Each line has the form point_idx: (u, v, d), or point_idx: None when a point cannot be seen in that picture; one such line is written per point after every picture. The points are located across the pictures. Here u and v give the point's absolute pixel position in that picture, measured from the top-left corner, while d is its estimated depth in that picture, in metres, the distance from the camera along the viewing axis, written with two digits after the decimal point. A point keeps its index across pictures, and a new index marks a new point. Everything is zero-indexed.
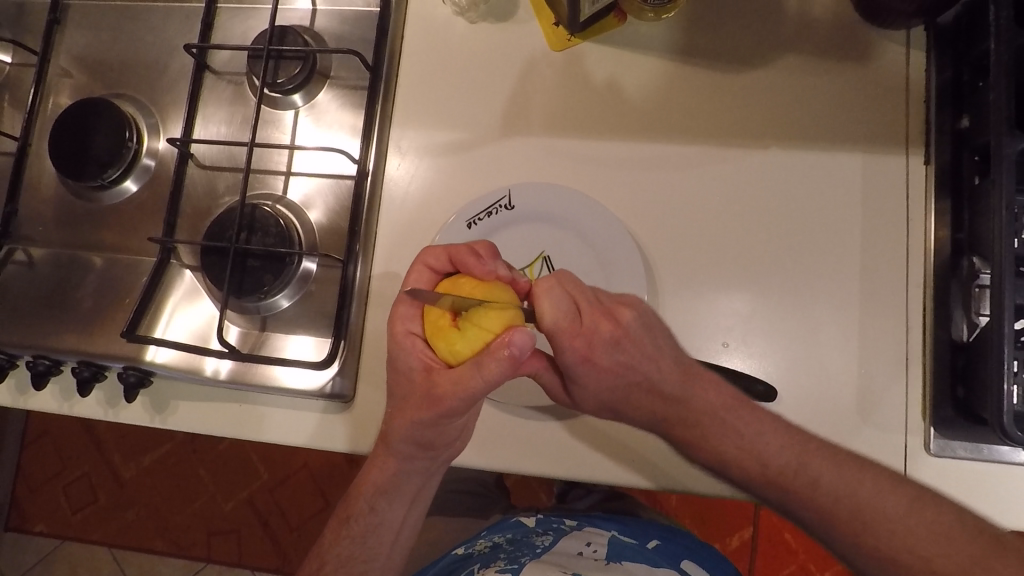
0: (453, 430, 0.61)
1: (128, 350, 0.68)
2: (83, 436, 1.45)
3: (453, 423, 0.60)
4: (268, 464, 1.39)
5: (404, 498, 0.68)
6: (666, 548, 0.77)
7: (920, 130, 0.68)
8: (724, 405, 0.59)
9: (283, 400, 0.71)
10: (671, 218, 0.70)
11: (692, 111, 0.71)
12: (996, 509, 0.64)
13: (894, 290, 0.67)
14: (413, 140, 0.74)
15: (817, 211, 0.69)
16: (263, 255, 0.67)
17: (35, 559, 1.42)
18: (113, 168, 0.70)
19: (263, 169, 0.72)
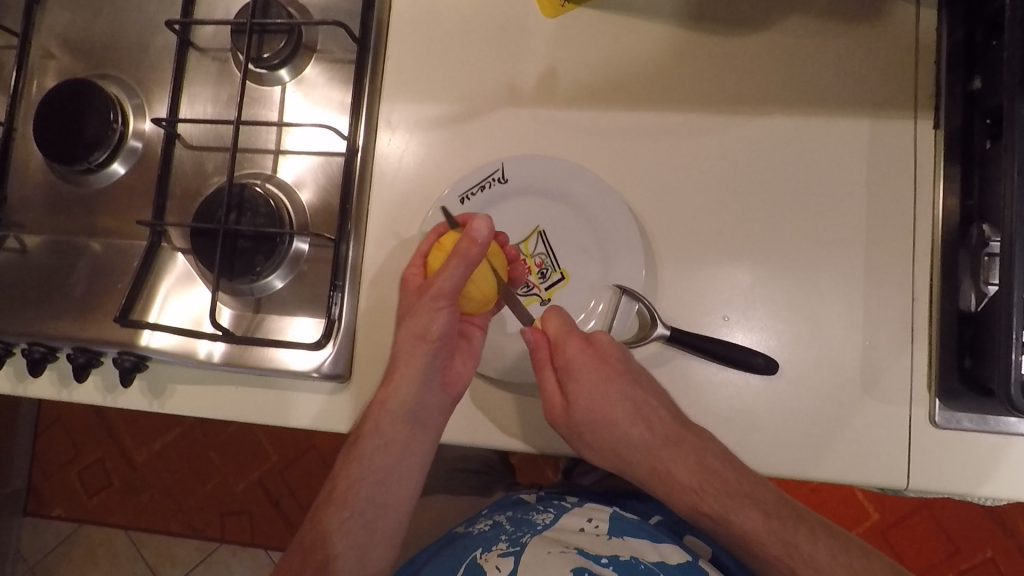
0: (424, 371, 0.64)
1: (124, 335, 0.68)
2: (94, 421, 1.46)
3: (422, 350, 0.64)
4: (276, 445, 1.40)
5: (399, 457, 0.66)
6: (668, 523, 0.76)
7: (930, 92, 0.66)
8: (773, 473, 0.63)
9: (281, 382, 0.70)
10: (670, 188, 0.68)
11: (691, 78, 0.69)
12: (1003, 480, 0.63)
13: (900, 258, 0.65)
14: (404, 114, 0.72)
15: (822, 178, 0.67)
16: (253, 236, 0.66)
17: (54, 542, 1.44)
18: (99, 151, 0.69)
19: (251, 147, 0.71)
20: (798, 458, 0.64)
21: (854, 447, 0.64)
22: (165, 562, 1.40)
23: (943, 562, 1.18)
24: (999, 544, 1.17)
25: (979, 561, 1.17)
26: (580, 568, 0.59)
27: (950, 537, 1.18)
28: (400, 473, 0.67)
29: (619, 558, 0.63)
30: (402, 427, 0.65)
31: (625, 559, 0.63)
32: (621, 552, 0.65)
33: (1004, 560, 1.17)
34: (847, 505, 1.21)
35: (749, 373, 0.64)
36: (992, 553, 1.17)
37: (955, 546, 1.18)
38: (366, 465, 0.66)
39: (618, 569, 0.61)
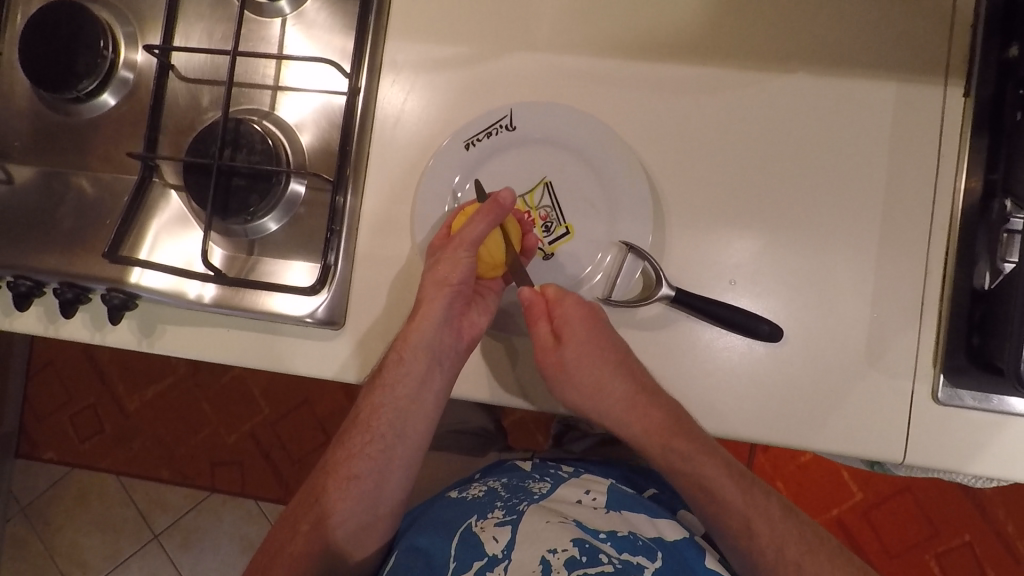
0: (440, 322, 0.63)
1: (113, 272, 0.66)
2: (86, 366, 1.45)
3: (441, 297, 0.62)
4: (268, 398, 1.39)
5: (411, 409, 0.66)
6: (662, 498, 0.77)
7: (962, 57, 0.63)
8: None
9: (273, 328, 0.69)
10: (684, 147, 0.65)
11: (712, 31, 0.65)
12: (999, 460, 0.62)
13: (916, 230, 0.63)
14: (408, 56, 0.69)
15: (842, 142, 0.64)
16: (249, 174, 0.64)
17: (44, 485, 1.44)
18: (88, 80, 0.66)
19: (248, 81, 0.68)
20: (798, 426, 0.63)
21: (853, 420, 0.63)
22: (154, 507, 1.41)
23: (921, 543, 1.19)
24: (978, 529, 1.18)
25: (956, 544, 1.18)
26: (579, 539, 0.58)
27: (930, 520, 1.19)
28: (410, 424, 0.66)
29: (617, 533, 0.62)
30: (415, 377, 0.64)
31: (624, 534, 0.62)
32: (619, 527, 0.64)
33: (981, 544, 1.18)
34: (833, 484, 1.21)
35: (752, 340, 0.63)
36: (970, 537, 1.18)
37: (935, 529, 1.19)
38: (378, 414, 0.66)
39: (618, 544, 0.60)
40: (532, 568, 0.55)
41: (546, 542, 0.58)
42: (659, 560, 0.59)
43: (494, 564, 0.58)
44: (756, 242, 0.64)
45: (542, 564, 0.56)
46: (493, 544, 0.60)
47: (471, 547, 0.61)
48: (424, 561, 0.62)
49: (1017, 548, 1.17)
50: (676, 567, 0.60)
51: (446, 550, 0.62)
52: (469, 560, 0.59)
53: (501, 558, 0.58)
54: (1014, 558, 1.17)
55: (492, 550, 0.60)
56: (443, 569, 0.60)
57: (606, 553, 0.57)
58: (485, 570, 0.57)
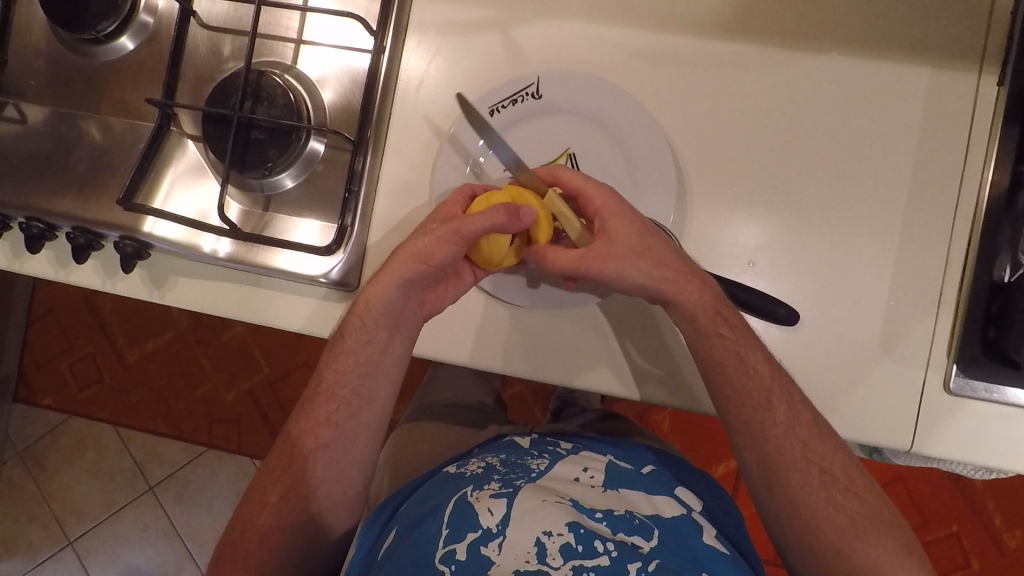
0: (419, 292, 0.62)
1: (126, 221, 0.65)
2: (88, 316, 1.45)
3: (409, 270, 0.60)
4: (269, 358, 1.40)
5: (375, 372, 0.66)
6: (660, 473, 0.75)
7: (999, 46, 0.62)
8: (789, 439, 0.61)
9: (285, 287, 0.68)
10: (710, 125, 0.64)
11: (747, 6, 0.64)
12: (1003, 453, 0.62)
13: (939, 222, 0.63)
14: (435, 16, 0.67)
15: (871, 130, 0.63)
16: (269, 129, 0.63)
17: (43, 431, 1.45)
18: (108, 21, 0.65)
19: (271, 34, 0.66)
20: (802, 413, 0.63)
21: (861, 408, 0.63)
22: (152, 460, 1.42)
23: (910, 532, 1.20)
24: (966, 520, 1.20)
25: (943, 535, 1.20)
26: (574, 523, 0.59)
27: (919, 510, 1.21)
28: (376, 387, 0.66)
29: (614, 512, 0.62)
30: (377, 343, 0.64)
31: (620, 513, 0.62)
32: (616, 505, 0.64)
33: (968, 536, 1.20)
34: None
35: (769, 322, 0.63)
36: (958, 528, 1.20)
37: (924, 519, 1.20)
38: (342, 380, 0.66)
39: (614, 523, 0.60)
40: (528, 549, 0.56)
41: (540, 522, 0.58)
42: (655, 540, 0.60)
43: (489, 538, 0.58)
44: (777, 226, 0.64)
45: (538, 546, 0.56)
46: (487, 517, 0.60)
47: (465, 516, 0.61)
48: (420, 530, 0.62)
49: (1003, 539, 1.19)
50: (673, 545, 0.60)
51: (442, 519, 0.62)
52: (464, 530, 0.59)
53: (496, 532, 0.59)
54: (999, 549, 1.19)
55: (486, 522, 0.60)
56: (437, 536, 0.60)
57: (601, 540, 0.57)
58: (479, 544, 0.58)
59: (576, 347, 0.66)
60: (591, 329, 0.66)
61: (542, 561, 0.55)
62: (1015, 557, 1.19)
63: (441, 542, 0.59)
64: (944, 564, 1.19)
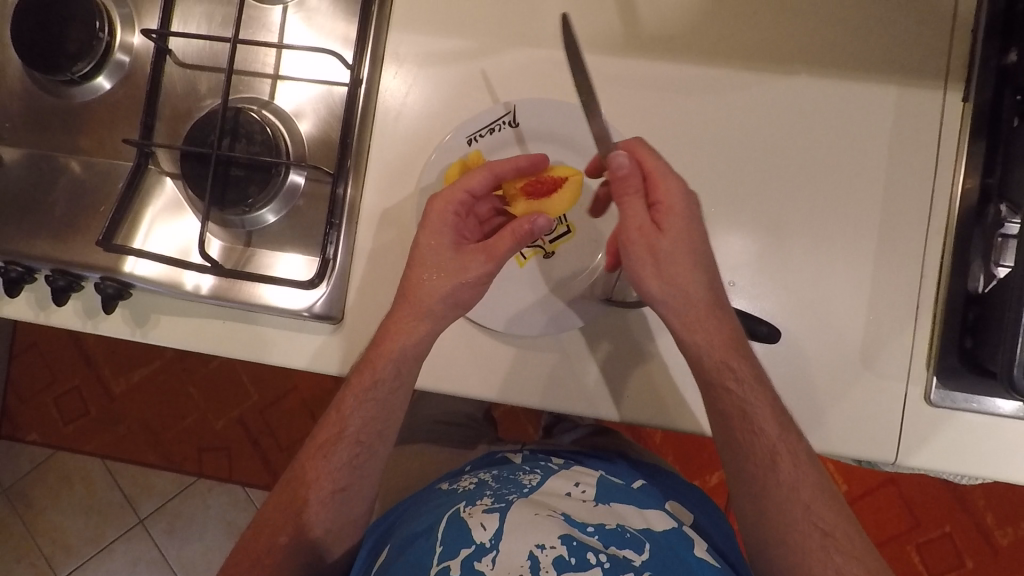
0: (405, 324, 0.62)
1: (106, 261, 0.65)
2: (72, 349, 1.43)
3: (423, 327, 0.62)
4: (258, 384, 1.39)
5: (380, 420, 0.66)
6: (651, 488, 0.75)
7: (962, 62, 0.63)
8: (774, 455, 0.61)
9: (269, 320, 0.68)
10: (686, 146, 0.65)
11: (717, 30, 0.65)
12: (985, 459, 0.63)
13: (913, 235, 0.64)
14: (412, 47, 0.68)
15: (843, 147, 0.64)
16: (248, 165, 0.63)
17: (29, 467, 1.43)
18: (83, 62, 0.65)
19: (247, 70, 0.67)
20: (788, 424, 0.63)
21: (844, 421, 0.64)
22: (141, 492, 1.40)
23: (903, 534, 1.21)
24: (958, 520, 1.21)
25: (936, 536, 1.21)
26: (567, 536, 0.58)
27: (911, 511, 1.22)
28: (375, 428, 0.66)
29: (606, 526, 0.62)
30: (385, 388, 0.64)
31: (612, 527, 0.62)
32: (607, 519, 0.63)
33: (961, 536, 1.21)
34: None
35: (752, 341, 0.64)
36: (950, 528, 1.21)
37: (917, 520, 1.21)
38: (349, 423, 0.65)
39: (606, 537, 0.60)
40: (521, 564, 0.55)
41: (533, 537, 0.58)
42: (647, 553, 0.59)
43: (482, 553, 0.57)
44: (757, 241, 0.65)
45: (531, 560, 0.56)
46: (481, 531, 0.60)
47: (459, 532, 0.60)
48: (415, 546, 0.62)
49: (994, 537, 1.20)
50: (666, 558, 0.60)
51: (436, 536, 0.61)
52: (457, 546, 0.59)
53: (490, 546, 0.58)
54: (991, 548, 1.20)
55: (480, 537, 0.59)
56: (431, 553, 0.59)
57: (593, 552, 0.57)
58: (473, 559, 0.57)
59: (561, 365, 0.67)
60: (578, 347, 0.66)
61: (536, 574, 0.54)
62: (1007, 555, 1.20)
63: (435, 557, 0.58)
64: (938, 565, 1.20)
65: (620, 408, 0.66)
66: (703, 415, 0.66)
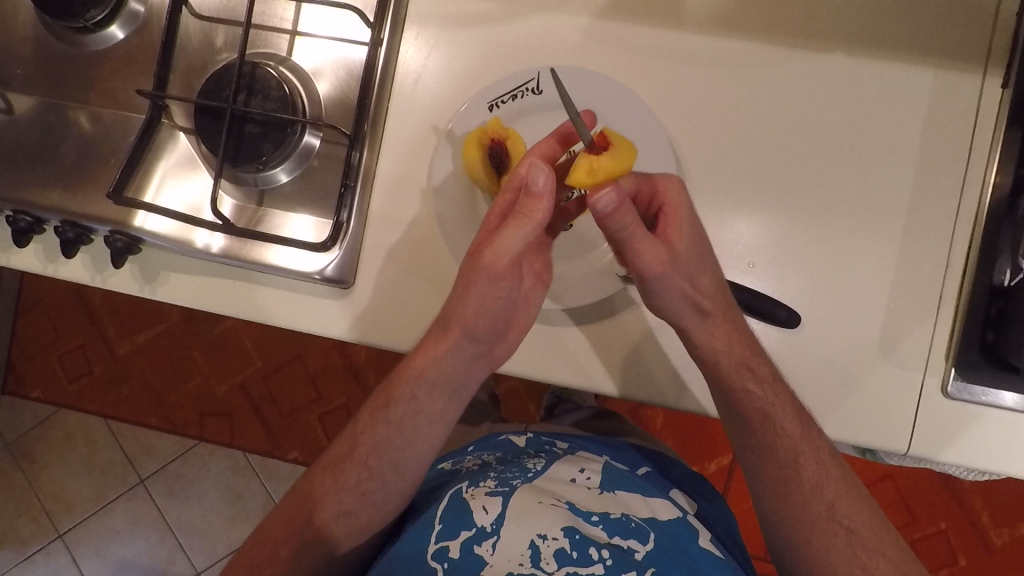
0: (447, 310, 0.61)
1: (117, 215, 0.64)
2: (78, 307, 1.43)
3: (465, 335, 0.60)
4: (262, 350, 1.38)
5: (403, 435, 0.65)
6: (655, 476, 0.74)
7: (1004, 48, 0.61)
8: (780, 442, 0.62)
9: (280, 282, 0.67)
10: (712, 123, 0.64)
11: (750, 4, 0.63)
12: (998, 457, 0.62)
13: (941, 224, 0.62)
14: (435, 9, 0.66)
15: (873, 129, 0.63)
16: (263, 121, 0.62)
17: (32, 423, 1.43)
18: (96, 9, 0.63)
19: (264, 24, 0.65)
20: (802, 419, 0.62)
21: (856, 412, 0.63)
22: (143, 453, 1.41)
23: (899, 529, 1.21)
24: (953, 517, 1.21)
25: (930, 532, 1.21)
26: (570, 528, 0.57)
27: (908, 507, 1.21)
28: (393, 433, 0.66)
29: (610, 515, 0.61)
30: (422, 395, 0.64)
31: (617, 516, 0.62)
32: (611, 509, 0.63)
33: (956, 534, 1.21)
34: None
35: (771, 325, 0.63)
36: (945, 525, 1.21)
37: (912, 516, 1.21)
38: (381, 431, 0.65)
39: (610, 527, 0.60)
40: (521, 553, 0.56)
41: (535, 525, 0.57)
42: (650, 544, 0.59)
43: (483, 537, 0.58)
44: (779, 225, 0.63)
45: (532, 550, 0.56)
46: (482, 515, 0.59)
47: (460, 515, 0.60)
48: (412, 530, 0.62)
49: (989, 537, 1.20)
50: (668, 549, 0.60)
51: (435, 515, 0.62)
52: (458, 528, 0.59)
53: (490, 531, 0.58)
54: (985, 546, 1.20)
55: (481, 520, 0.59)
56: (430, 532, 0.60)
57: (596, 547, 0.56)
58: (473, 543, 0.57)
59: (573, 341, 0.66)
60: (593, 325, 0.65)
61: (536, 565, 0.55)
62: (1001, 554, 1.19)
63: (433, 538, 0.59)
64: (932, 561, 1.20)
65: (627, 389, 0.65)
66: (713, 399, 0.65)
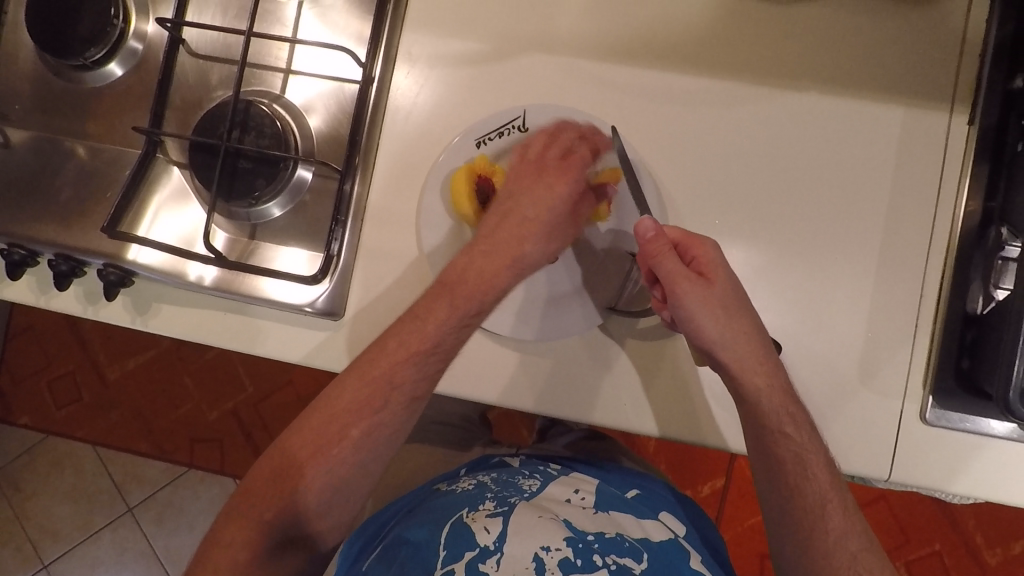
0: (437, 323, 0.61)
1: (110, 248, 0.65)
2: (69, 333, 1.43)
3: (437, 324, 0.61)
4: (253, 376, 1.39)
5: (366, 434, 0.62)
6: (646, 499, 0.75)
7: (970, 85, 0.64)
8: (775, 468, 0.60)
9: (271, 314, 0.68)
10: (694, 156, 0.66)
11: (727, 43, 0.66)
12: (979, 482, 0.63)
13: (915, 255, 0.64)
14: (424, 47, 0.68)
15: (849, 163, 0.65)
16: (256, 158, 0.63)
17: (19, 451, 1.42)
18: (96, 48, 0.65)
19: (260, 62, 0.67)
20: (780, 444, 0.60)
21: (839, 439, 0.64)
22: (131, 480, 1.39)
23: (893, 551, 1.22)
24: (948, 539, 1.21)
25: (925, 553, 1.21)
26: (572, 538, 0.58)
27: (902, 528, 1.22)
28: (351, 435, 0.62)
29: (606, 535, 0.61)
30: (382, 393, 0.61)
31: (612, 536, 0.62)
32: (607, 528, 0.63)
33: (950, 555, 1.21)
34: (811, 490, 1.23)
35: None
36: (939, 546, 1.21)
37: (906, 537, 1.22)
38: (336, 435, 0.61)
39: (607, 545, 0.59)
40: (526, 565, 0.55)
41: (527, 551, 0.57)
42: (645, 563, 0.59)
43: (486, 555, 0.57)
44: (760, 255, 0.65)
45: (536, 562, 0.55)
46: (484, 535, 0.59)
47: (462, 536, 0.60)
48: (407, 553, 0.60)
49: (983, 557, 1.20)
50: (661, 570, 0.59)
51: (437, 540, 0.60)
52: (460, 550, 0.58)
53: (494, 549, 0.57)
54: (980, 566, 1.20)
55: (484, 540, 0.59)
56: (434, 556, 0.58)
57: (598, 555, 0.57)
58: (477, 561, 0.56)
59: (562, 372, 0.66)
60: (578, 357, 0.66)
61: None
62: None
63: (438, 563, 0.57)
64: None
65: (615, 416, 0.66)
66: (701, 423, 0.66)
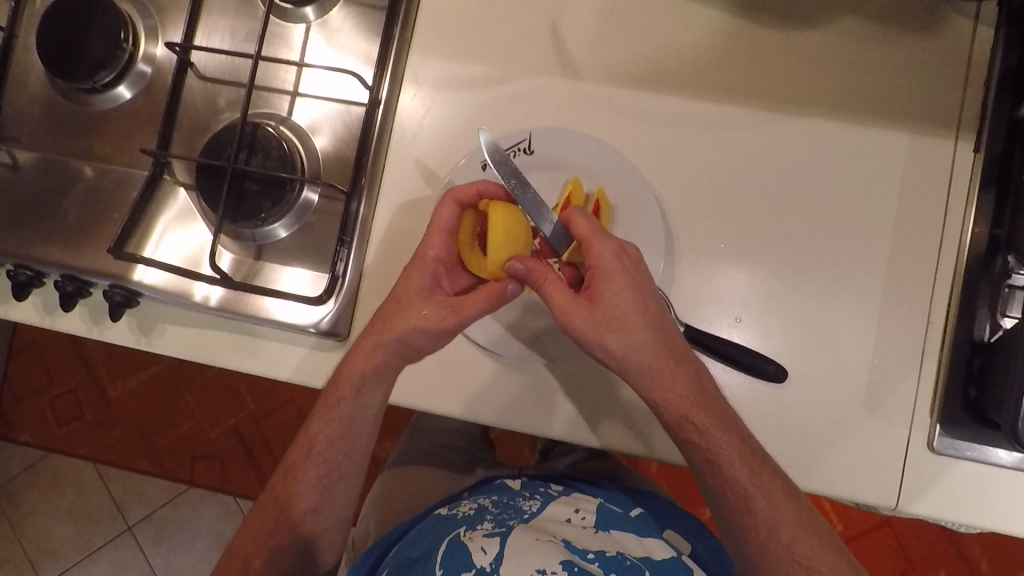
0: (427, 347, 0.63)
1: (115, 269, 0.65)
2: (72, 350, 1.43)
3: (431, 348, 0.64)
4: (255, 394, 1.38)
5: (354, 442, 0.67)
6: (649, 516, 0.74)
7: (974, 112, 0.64)
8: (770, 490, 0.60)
9: (274, 334, 0.68)
10: (698, 180, 0.66)
11: (732, 69, 0.66)
12: (987, 511, 0.63)
13: (921, 278, 0.64)
14: (430, 71, 0.69)
15: (853, 186, 0.65)
16: (262, 180, 0.63)
17: (19, 468, 1.41)
18: (106, 72, 0.65)
19: (268, 85, 0.67)
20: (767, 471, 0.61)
21: (846, 464, 0.63)
22: (130, 499, 1.38)
23: None
24: (955, 567, 1.19)
25: None
26: (568, 560, 0.57)
27: (908, 556, 1.20)
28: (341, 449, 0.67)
29: (606, 553, 0.61)
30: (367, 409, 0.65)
31: (611, 554, 0.61)
32: (607, 547, 0.62)
33: None
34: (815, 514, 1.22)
35: (757, 378, 0.63)
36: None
37: (911, 565, 1.20)
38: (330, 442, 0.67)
39: (607, 564, 0.59)
40: None
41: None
42: None
43: None
44: (765, 278, 0.65)
45: None
46: (481, 556, 0.58)
47: (459, 559, 0.59)
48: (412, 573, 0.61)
49: None
50: None
51: (434, 563, 0.61)
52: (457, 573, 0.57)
53: (490, 571, 0.57)
54: None
55: (480, 562, 0.58)
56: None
57: None
58: None
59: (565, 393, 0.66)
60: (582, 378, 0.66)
61: None
62: None
63: None
64: None
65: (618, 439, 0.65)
66: None
